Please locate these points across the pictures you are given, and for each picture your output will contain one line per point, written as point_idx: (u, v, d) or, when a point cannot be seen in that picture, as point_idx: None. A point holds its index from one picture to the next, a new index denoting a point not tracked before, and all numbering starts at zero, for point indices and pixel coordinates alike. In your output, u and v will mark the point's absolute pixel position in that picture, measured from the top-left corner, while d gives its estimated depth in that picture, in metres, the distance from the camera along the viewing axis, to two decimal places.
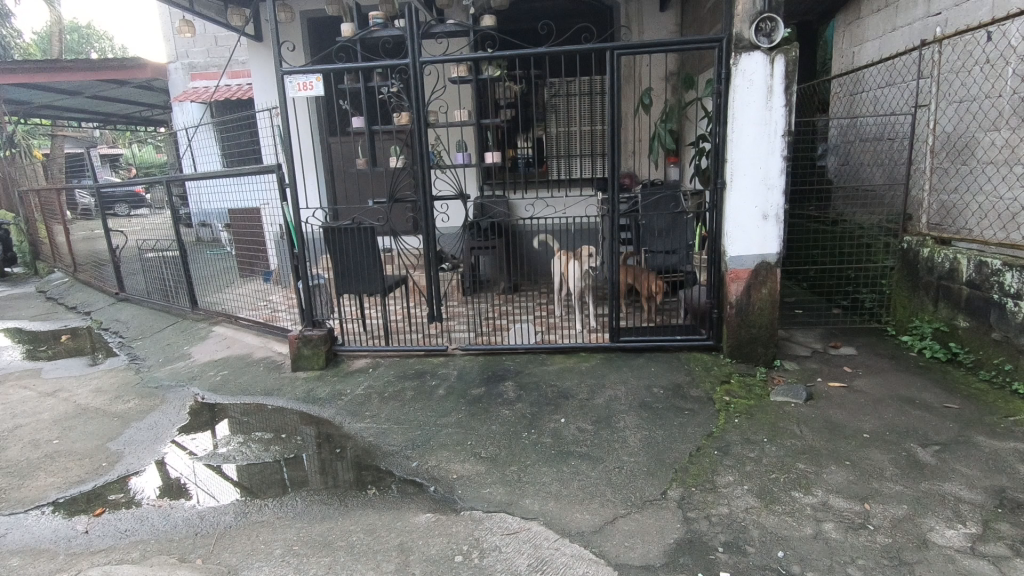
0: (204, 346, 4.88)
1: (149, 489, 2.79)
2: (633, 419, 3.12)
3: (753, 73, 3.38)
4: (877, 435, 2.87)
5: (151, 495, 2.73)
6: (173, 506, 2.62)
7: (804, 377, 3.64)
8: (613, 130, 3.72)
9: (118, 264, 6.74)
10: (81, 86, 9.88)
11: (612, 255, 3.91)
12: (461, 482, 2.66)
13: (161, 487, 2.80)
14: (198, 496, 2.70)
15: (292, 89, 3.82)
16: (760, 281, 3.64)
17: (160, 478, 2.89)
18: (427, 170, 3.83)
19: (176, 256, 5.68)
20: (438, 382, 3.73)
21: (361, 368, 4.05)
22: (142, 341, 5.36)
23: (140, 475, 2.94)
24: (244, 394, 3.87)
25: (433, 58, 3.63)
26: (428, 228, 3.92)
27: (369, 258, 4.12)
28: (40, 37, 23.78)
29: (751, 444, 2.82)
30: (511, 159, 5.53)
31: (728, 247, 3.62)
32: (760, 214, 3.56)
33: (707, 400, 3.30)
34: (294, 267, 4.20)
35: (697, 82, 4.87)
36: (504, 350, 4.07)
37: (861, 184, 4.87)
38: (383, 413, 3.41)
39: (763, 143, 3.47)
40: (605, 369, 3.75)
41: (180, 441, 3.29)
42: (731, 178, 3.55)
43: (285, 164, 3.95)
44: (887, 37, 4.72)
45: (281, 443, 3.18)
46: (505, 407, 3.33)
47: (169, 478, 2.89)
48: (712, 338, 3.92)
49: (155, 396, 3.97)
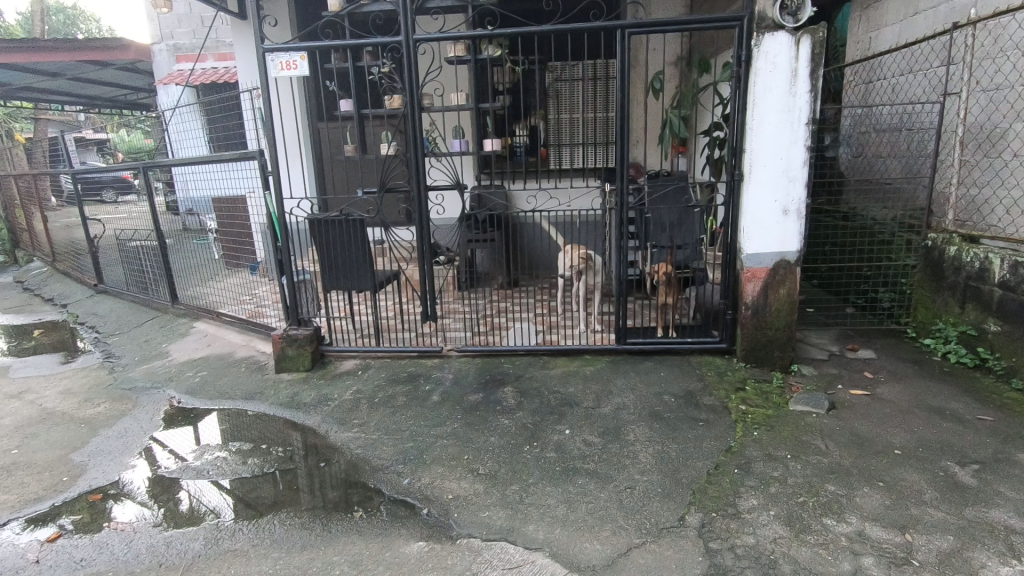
0: (184, 344, 4.60)
1: (138, 482, 2.74)
2: (643, 432, 2.87)
3: (776, 55, 3.12)
4: (909, 452, 2.64)
5: (127, 505, 2.56)
6: (153, 513, 2.48)
7: (824, 383, 3.41)
8: (622, 116, 3.44)
9: (97, 254, 6.43)
10: (60, 67, 9.48)
11: (620, 253, 3.65)
12: (457, 504, 2.42)
13: (145, 485, 2.71)
14: (180, 500, 2.57)
15: (274, 68, 3.51)
16: (778, 281, 3.39)
17: (149, 471, 2.84)
18: (421, 158, 3.54)
19: (155, 248, 5.39)
20: (432, 388, 3.46)
21: (349, 370, 3.79)
22: (119, 337, 5.07)
23: (130, 466, 2.89)
24: (223, 398, 3.60)
25: (428, 36, 3.33)
26: (421, 222, 3.65)
27: (359, 252, 3.84)
28: (25, 19, 22.93)
29: (775, 463, 2.58)
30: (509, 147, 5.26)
31: (745, 244, 3.37)
32: (780, 209, 3.31)
33: (722, 410, 3.06)
34: (278, 261, 3.92)
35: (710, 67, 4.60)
36: (503, 352, 3.81)
37: (877, 177, 4.62)
38: (372, 422, 3.15)
39: (785, 133, 3.20)
40: (611, 374, 3.50)
41: (155, 448, 3.06)
42: (749, 170, 3.29)
43: (267, 149, 3.64)
44: (909, 20, 4.44)
45: (261, 453, 2.93)
46: (504, 417, 3.08)
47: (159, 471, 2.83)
48: (725, 341, 3.67)
49: (128, 399, 3.70)
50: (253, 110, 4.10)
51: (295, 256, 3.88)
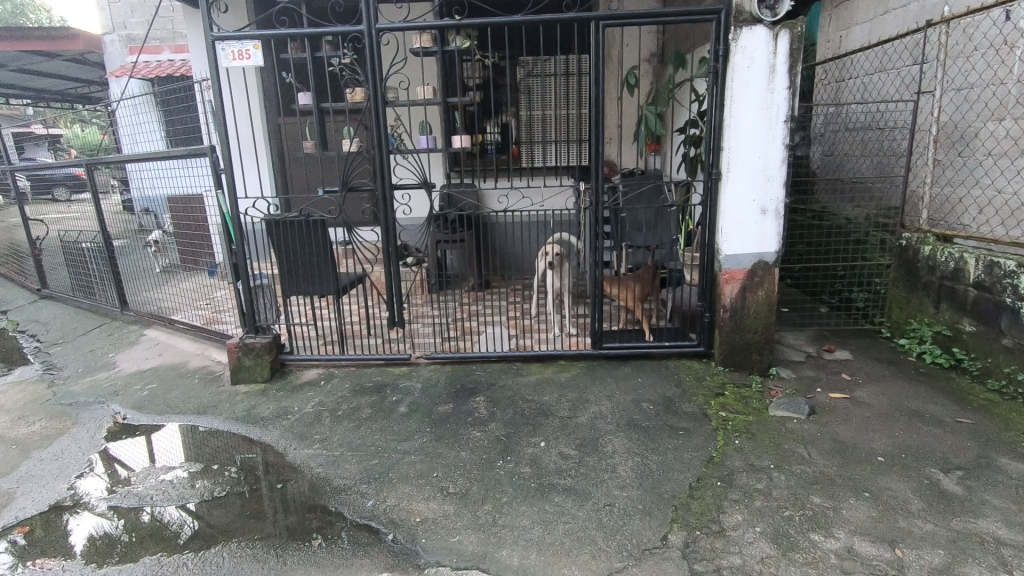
0: (132, 353, 4.30)
1: (95, 492, 2.60)
2: (622, 443, 2.74)
3: (754, 50, 3.02)
4: (893, 459, 2.57)
5: (84, 517, 2.44)
6: (113, 524, 2.38)
7: (803, 387, 3.34)
8: (596, 112, 3.31)
9: (40, 257, 6.03)
10: (3, 58, 8.93)
11: (595, 253, 3.52)
12: (426, 528, 2.24)
13: (77, 516, 2.45)
14: (123, 524, 2.38)
15: (225, 58, 3.27)
16: (757, 282, 3.31)
17: (107, 481, 2.70)
18: (385, 155, 3.34)
19: (101, 251, 5.07)
20: (400, 399, 3.27)
21: (311, 380, 3.57)
22: (62, 346, 4.72)
23: (86, 475, 2.77)
24: (172, 414, 3.34)
25: (392, 25, 3.13)
26: (387, 223, 3.46)
27: (320, 254, 3.62)
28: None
29: (759, 474, 2.47)
30: (481, 144, 5.11)
31: (723, 245, 3.27)
32: (758, 208, 3.22)
33: (703, 417, 2.95)
34: (232, 264, 3.67)
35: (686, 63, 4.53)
36: (474, 358, 3.64)
37: (848, 174, 4.59)
38: (335, 437, 2.95)
39: (763, 130, 3.11)
40: (587, 380, 3.36)
41: (100, 468, 2.83)
42: (727, 169, 3.19)
43: (219, 144, 3.39)
44: (879, 19, 4.43)
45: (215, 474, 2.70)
46: (476, 429, 2.91)
47: (121, 479, 2.70)
48: (703, 345, 3.58)
49: (67, 416, 3.40)
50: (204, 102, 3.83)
51: (252, 259, 3.64)
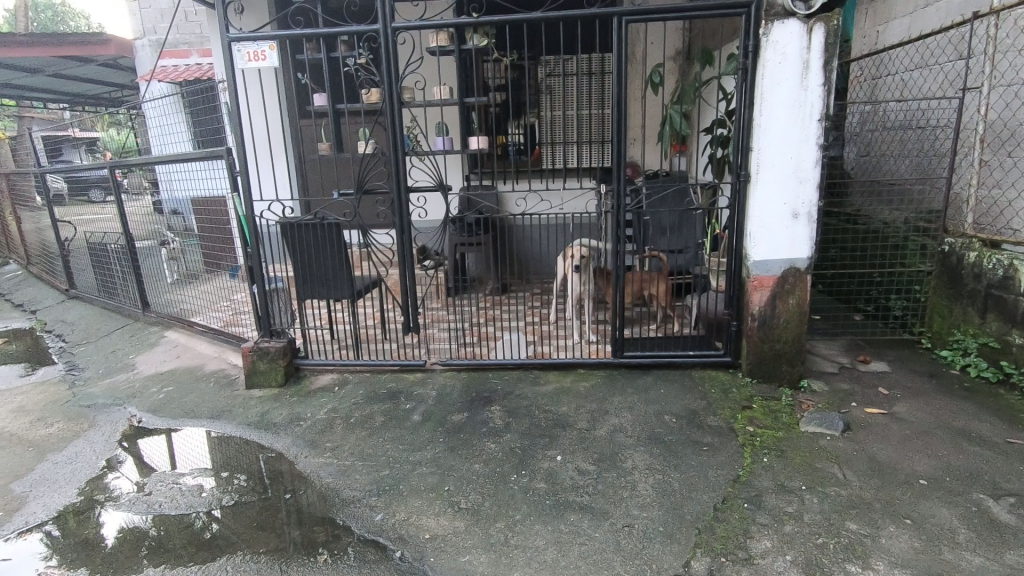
0: (151, 355, 4.31)
1: (126, 487, 2.66)
2: (642, 458, 2.61)
3: (786, 45, 2.86)
4: (937, 483, 2.39)
5: (115, 510, 2.50)
6: (137, 520, 2.42)
7: (836, 401, 3.16)
8: (619, 111, 3.18)
9: (69, 258, 6.14)
10: (40, 63, 9.17)
11: (616, 258, 3.39)
12: (435, 546, 2.15)
13: (85, 523, 2.42)
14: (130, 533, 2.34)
15: (241, 59, 3.24)
16: (787, 290, 3.15)
17: (137, 475, 2.76)
18: (401, 156, 3.27)
19: (123, 253, 5.13)
20: (413, 407, 3.19)
21: (325, 386, 3.51)
22: (85, 347, 4.77)
23: (116, 470, 2.84)
24: (186, 418, 3.32)
25: (408, 24, 3.05)
26: (402, 226, 3.38)
27: (335, 258, 3.56)
28: (9, 15, 22.69)
29: (788, 496, 2.32)
30: (501, 146, 5.06)
31: (752, 251, 3.12)
32: (790, 212, 3.06)
33: (729, 433, 2.80)
34: (248, 267, 3.64)
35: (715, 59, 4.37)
36: (490, 365, 3.54)
37: (885, 176, 4.38)
38: (346, 446, 2.88)
39: (795, 130, 2.95)
40: (607, 390, 3.24)
41: (126, 466, 2.87)
42: (756, 170, 3.03)
43: (235, 146, 3.37)
44: (919, 12, 4.21)
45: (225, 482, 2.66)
46: (490, 440, 2.81)
47: (147, 475, 2.75)
48: (729, 354, 3.41)
49: (84, 419, 3.41)
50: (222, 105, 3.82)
51: (267, 262, 3.61)
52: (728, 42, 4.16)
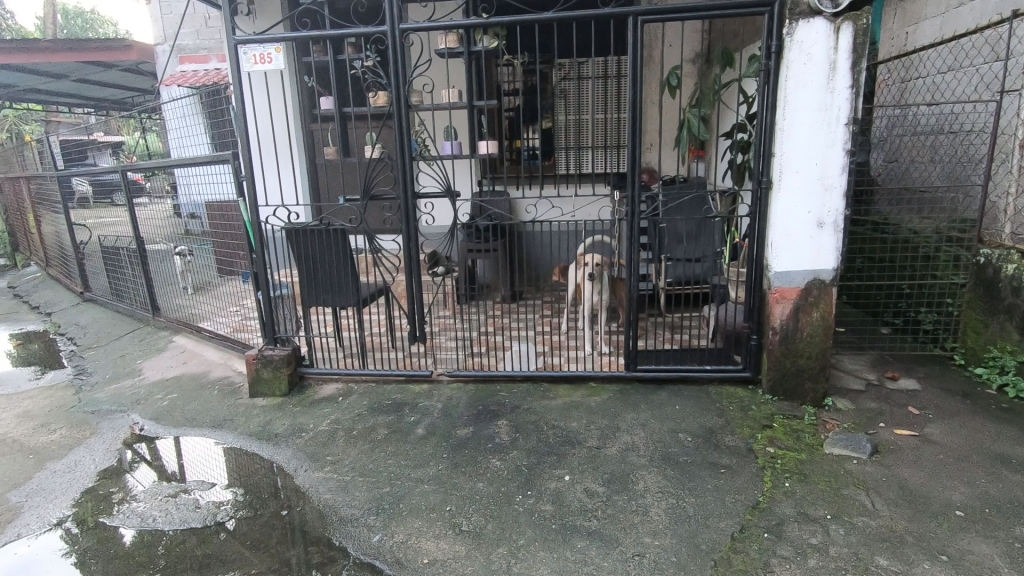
0: (159, 360, 4.28)
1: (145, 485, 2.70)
2: (655, 481, 2.47)
3: (812, 45, 2.71)
4: (975, 514, 2.22)
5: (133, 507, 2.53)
6: (130, 535, 2.35)
7: (863, 421, 2.98)
8: (634, 115, 3.05)
9: (84, 261, 6.17)
10: (63, 69, 9.32)
11: (630, 267, 3.25)
12: (433, 571, 2.04)
13: (76, 537, 2.35)
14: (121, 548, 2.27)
15: (247, 62, 3.19)
16: (811, 303, 2.99)
17: (155, 474, 2.80)
18: (409, 161, 3.18)
19: (135, 257, 5.12)
20: (417, 419, 3.09)
21: (329, 396, 3.43)
22: (95, 351, 4.77)
23: (114, 481, 2.77)
24: (187, 427, 3.26)
25: (417, 25, 2.96)
26: (409, 233, 3.30)
27: (341, 264, 3.48)
28: (40, 22, 23.27)
29: (812, 526, 2.17)
30: (515, 150, 5.01)
31: (773, 261, 2.97)
32: (814, 221, 2.90)
33: (748, 454, 2.65)
34: (253, 273, 3.57)
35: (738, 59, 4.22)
36: (498, 377, 3.42)
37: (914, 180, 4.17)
38: (347, 460, 2.78)
39: (821, 134, 2.80)
40: (619, 406, 3.10)
41: (122, 478, 2.80)
42: (778, 177, 2.88)
43: (241, 150, 3.31)
44: (952, 12, 4.02)
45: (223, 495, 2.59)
46: (496, 457, 2.70)
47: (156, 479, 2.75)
48: (749, 369, 3.25)
49: (86, 426, 3.37)
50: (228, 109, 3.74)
51: (272, 268, 3.54)
52: (750, 44, 4.01)
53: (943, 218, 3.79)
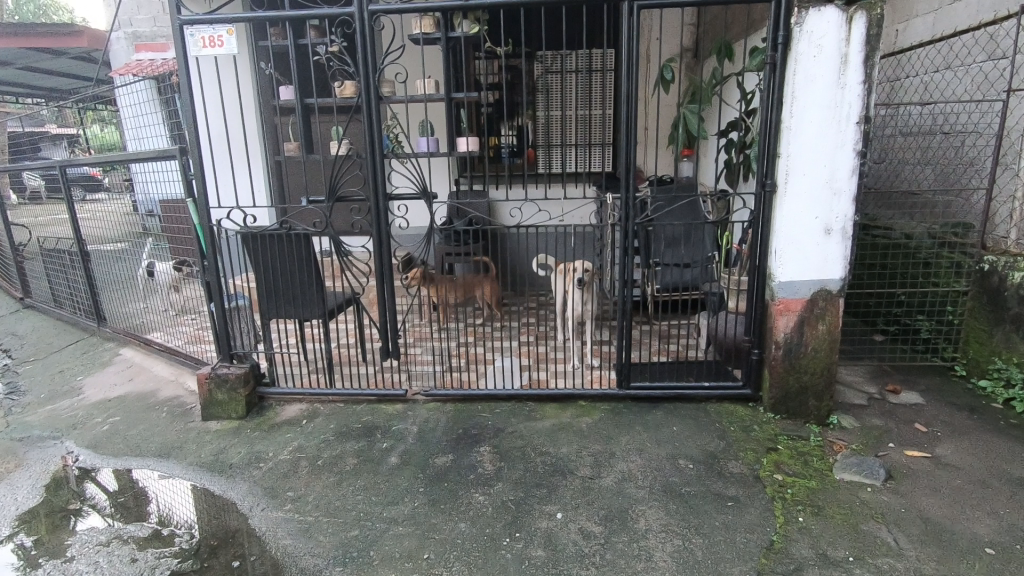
0: (102, 377, 3.87)
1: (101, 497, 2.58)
2: (656, 517, 2.22)
3: (822, 36, 2.49)
4: (1007, 552, 2.02)
5: (91, 519, 2.41)
6: None
7: (871, 441, 2.78)
8: (628, 110, 2.79)
9: (23, 265, 5.67)
10: (10, 56, 8.68)
11: (623, 276, 2.99)
12: None
13: None
14: None
15: (195, 46, 2.83)
16: (817, 315, 2.78)
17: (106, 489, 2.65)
18: (379, 159, 2.86)
19: (77, 261, 4.68)
20: (390, 446, 2.78)
21: (292, 419, 3.09)
22: (31, 365, 4.32)
23: (35, 526, 2.40)
24: (126, 457, 2.88)
25: (388, 7, 2.65)
26: (379, 239, 2.98)
27: (305, 273, 3.15)
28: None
29: (835, 571, 1.94)
30: (495, 147, 4.77)
31: (777, 271, 2.75)
32: (822, 228, 2.69)
33: (755, 483, 2.43)
34: (204, 283, 3.21)
35: (734, 51, 4.02)
36: (479, 396, 3.13)
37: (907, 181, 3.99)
38: (311, 496, 2.47)
39: (830, 133, 2.58)
40: (612, 428, 2.84)
41: (43, 523, 2.42)
42: (784, 179, 2.66)
43: (190, 145, 2.94)
44: (946, 8, 3.73)
45: (179, 519, 2.38)
46: (479, 492, 2.41)
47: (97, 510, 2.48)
48: (749, 386, 3.04)
49: (10, 457, 2.96)
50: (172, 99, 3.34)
51: (227, 277, 3.18)
52: (751, 35, 3.77)
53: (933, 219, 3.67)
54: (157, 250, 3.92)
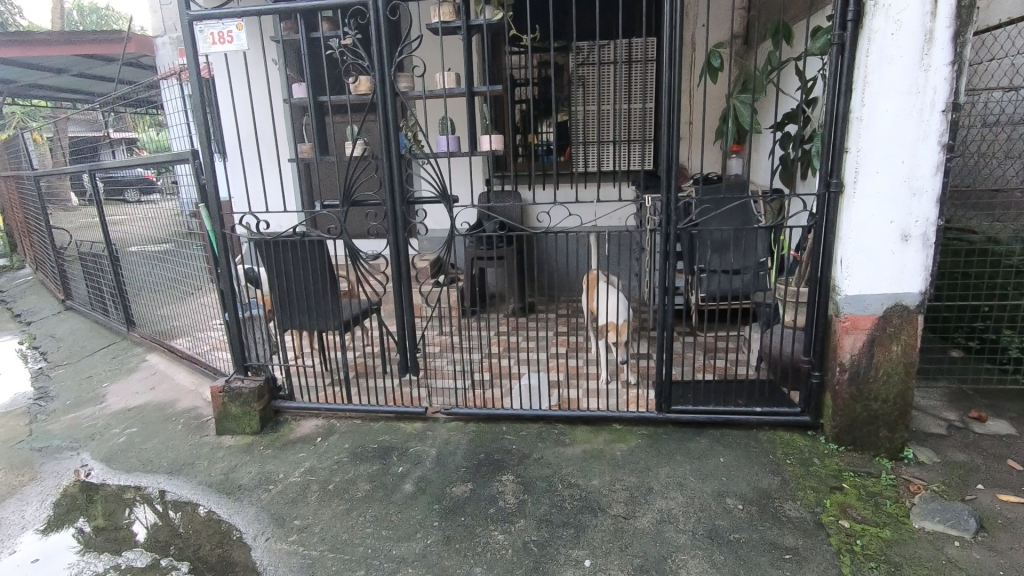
0: (126, 385, 3.82)
1: (147, 494, 2.60)
2: (700, 571, 1.93)
3: (902, 9, 2.12)
4: None
5: (142, 512, 2.49)
6: None
7: (955, 480, 2.40)
8: (669, 101, 2.47)
9: (65, 268, 5.78)
10: (63, 63, 8.88)
11: (663, 285, 2.67)
12: None
13: None
14: None
15: (205, 42, 2.69)
16: (890, 334, 2.41)
17: (118, 504, 2.56)
18: (397, 161, 2.65)
19: (108, 265, 4.69)
20: (406, 471, 2.57)
21: (306, 437, 2.93)
22: (63, 370, 4.33)
23: (38, 551, 2.31)
24: (139, 472, 2.78)
25: None
26: (397, 246, 2.77)
27: (320, 281, 2.98)
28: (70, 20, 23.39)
29: None
30: (529, 145, 4.55)
31: (845, 283, 2.39)
32: (899, 234, 2.32)
33: (817, 531, 2.09)
34: (219, 291, 3.08)
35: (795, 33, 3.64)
36: (504, 416, 2.89)
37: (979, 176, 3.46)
38: (317, 527, 2.27)
39: (910, 124, 2.21)
40: (650, 458, 2.55)
41: (56, 538, 2.36)
42: (854, 178, 2.30)
43: (201, 147, 2.81)
44: None
45: (203, 528, 2.34)
46: (498, 529, 2.17)
47: (96, 536, 2.35)
48: (808, 413, 2.68)
49: (26, 469, 2.90)
50: (184, 99, 3.23)
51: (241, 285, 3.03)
52: (813, 15, 3.38)
53: (1020, 222, 3.16)
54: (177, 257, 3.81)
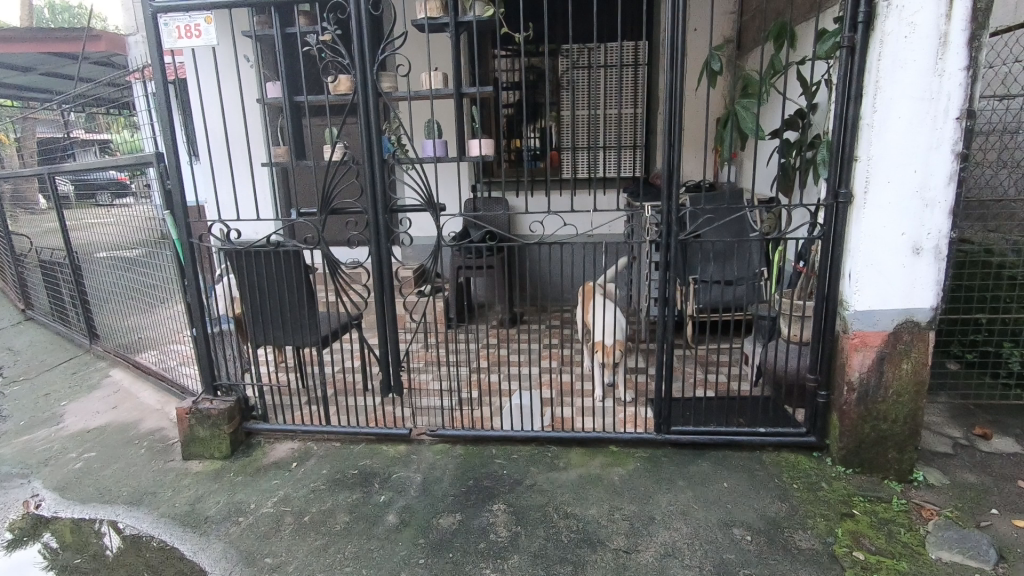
0: (87, 403, 3.57)
1: (102, 529, 2.37)
2: None
3: (917, 11, 2.01)
4: None
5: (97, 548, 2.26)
6: None
7: (968, 505, 2.29)
8: (670, 105, 2.33)
9: (24, 276, 5.47)
10: (28, 61, 8.52)
11: (663, 300, 2.53)
12: None
13: None
14: None
15: (170, 37, 2.48)
16: (901, 351, 2.30)
17: (70, 541, 2.32)
18: (379, 165, 2.48)
19: (71, 274, 4.44)
20: (389, 500, 2.38)
21: (281, 461, 2.72)
22: (19, 386, 4.05)
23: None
24: (95, 503, 2.54)
25: None
26: (379, 256, 2.59)
27: (296, 294, 2.79)
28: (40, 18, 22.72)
29: None
30: (515, 150, 4.40)
31: (854, 298, 2.28)
32: (910, 247, 2.21)
33: (832, 566, 1.95)
34: (186, 304, 2.86)
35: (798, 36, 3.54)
36: (493, 438, 2.71)
37: (975, 185, 3.38)
38: (291, 565, 2.07)
39: (923, 132, 2.10)
40: (650, 484, 2.39)
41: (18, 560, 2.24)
42: (865, 188, 2.19)
43: (166, 150, 2.61)
44: None
45: (164, 567, 2.12)
46: (490, 566, 1.99)
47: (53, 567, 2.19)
48: (814, 434, 2.55)
49: None
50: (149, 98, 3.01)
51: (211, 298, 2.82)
52: (813, 18, 3.29)
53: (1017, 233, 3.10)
54: (143, 267, 3.57)
